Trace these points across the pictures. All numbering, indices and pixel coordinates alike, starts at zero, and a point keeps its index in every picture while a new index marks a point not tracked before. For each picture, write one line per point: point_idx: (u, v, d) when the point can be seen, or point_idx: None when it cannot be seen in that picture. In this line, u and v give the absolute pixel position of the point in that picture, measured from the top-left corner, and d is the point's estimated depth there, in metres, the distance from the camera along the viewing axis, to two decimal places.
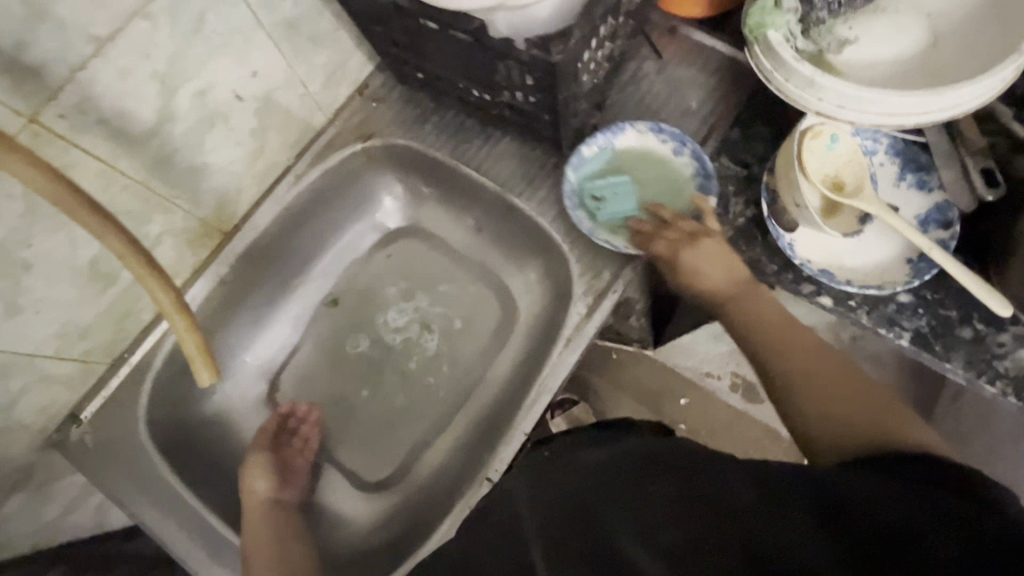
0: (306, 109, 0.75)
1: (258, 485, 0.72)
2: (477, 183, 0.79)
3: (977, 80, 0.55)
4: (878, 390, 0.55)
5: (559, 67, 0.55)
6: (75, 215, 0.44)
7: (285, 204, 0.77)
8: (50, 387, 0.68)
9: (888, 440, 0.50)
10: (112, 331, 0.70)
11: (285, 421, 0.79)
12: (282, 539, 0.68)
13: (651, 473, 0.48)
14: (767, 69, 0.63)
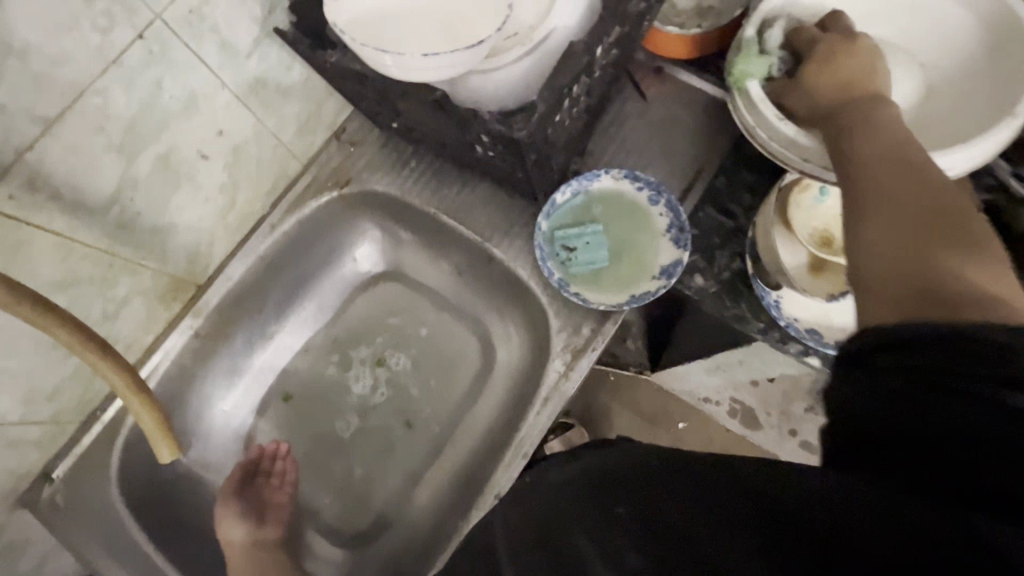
0: (280, 158, 0.73)
1: (236, 529, 0.71)
2: (456, 231, 0.77)
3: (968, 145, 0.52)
4: (942, 223, 0.35)
5: (524, 142, 0.53)
6: (15, 311, 0.42)
7: (259, 258, 0.76)
8: (17, 451, 0.65)
9: (922, 267, 0.33)
10: (81, 392, 0.67)
11: (256, 463, 0.77)
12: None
13: (614, 480, 0.35)
14: (750, 125, 0.58)
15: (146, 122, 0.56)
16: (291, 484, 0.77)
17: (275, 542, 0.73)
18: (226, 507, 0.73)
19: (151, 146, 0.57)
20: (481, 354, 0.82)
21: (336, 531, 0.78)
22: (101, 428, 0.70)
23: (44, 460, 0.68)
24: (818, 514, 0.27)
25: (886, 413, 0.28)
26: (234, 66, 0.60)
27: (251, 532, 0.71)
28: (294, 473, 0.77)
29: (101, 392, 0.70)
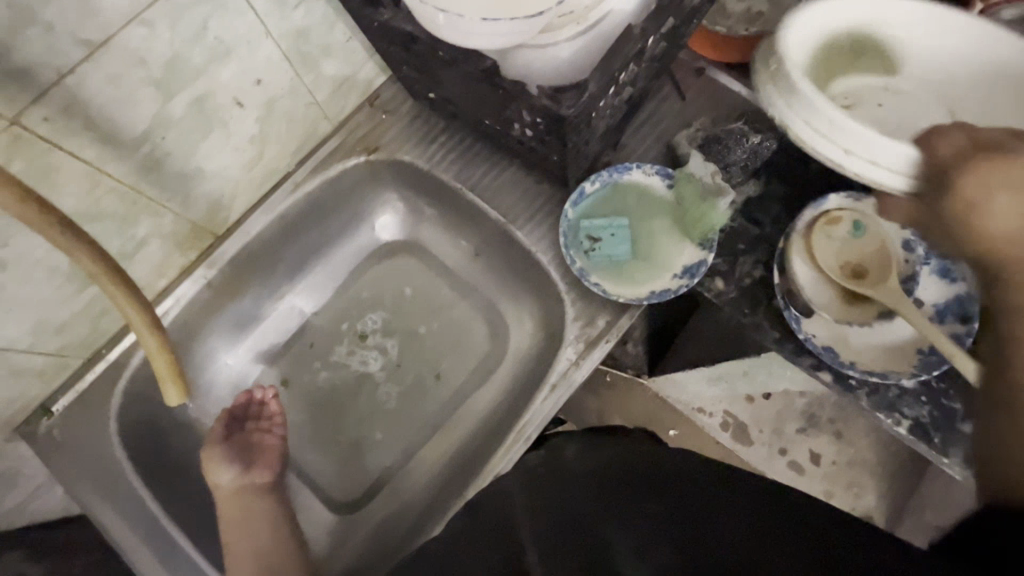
0: (311, 117, 0.73)
1: (224, 472, 0.69)
2: (481, 212, 0.76)
3: None
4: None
5: (570, 121, 0.52)
6: (44, 233, 0.42)
7: (278, 216, 0.75)
8: (20, 380, 0.64)
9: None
10: (89, 329, 0.67)
11: (247, 408, 0.75)
12: (256, 530, 0.66)
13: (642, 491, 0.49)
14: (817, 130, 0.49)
15: (186, 62, 0.55)
16: (280, 427, 0.74)
17: (267, 487, 0.70)
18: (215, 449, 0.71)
19: (187, 87, 0.57)
20: (488, 338, 0.81)
21: (327, 497, 0.78)
22: (106, 367, 0.70)
23: (46, 393, 0.68)
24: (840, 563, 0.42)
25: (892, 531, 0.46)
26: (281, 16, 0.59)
27: (237, 476, 0.69)
28: (281, 416, 0.74)
29: (109, 331, 0.69)
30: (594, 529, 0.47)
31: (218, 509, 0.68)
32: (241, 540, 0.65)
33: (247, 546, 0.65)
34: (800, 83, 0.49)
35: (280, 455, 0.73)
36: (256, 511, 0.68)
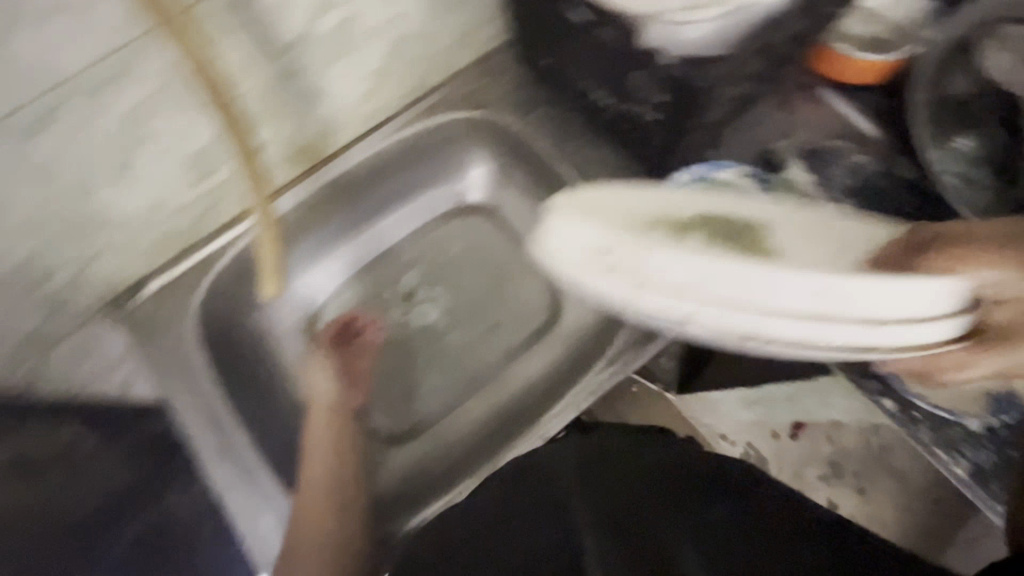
0: (429, 64, 0.76)
1: (322, 385, 0.71)
2: (567, 186, 0.79)
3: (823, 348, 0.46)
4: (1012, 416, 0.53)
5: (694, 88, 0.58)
6: None
7: (378, 151, 0.79)
8: (125, 255, 0.69)
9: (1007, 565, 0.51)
10: (193, 220, 0.71)
11: (346, 327, 0.77)
12: (345, 450, 0.69)
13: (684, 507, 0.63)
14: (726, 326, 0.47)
15: None
16: (372, 356, 0.77)
17: (358, 410, 0.73)
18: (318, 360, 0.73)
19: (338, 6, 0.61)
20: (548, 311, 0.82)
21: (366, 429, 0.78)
22: (198, 261, 0.74)
23: (141, 273, 0.72)
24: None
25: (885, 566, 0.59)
26: None
27: (332, 393, 0.71)
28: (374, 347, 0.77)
29: (208, 228, 0.73)
30: (655, 539, 0.61)
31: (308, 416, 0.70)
32: (318, 453, 0.68)
33: (329, 458, 0.68)
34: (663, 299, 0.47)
35: (368, 381, 0.75)
36: (339, 432, 0.70)
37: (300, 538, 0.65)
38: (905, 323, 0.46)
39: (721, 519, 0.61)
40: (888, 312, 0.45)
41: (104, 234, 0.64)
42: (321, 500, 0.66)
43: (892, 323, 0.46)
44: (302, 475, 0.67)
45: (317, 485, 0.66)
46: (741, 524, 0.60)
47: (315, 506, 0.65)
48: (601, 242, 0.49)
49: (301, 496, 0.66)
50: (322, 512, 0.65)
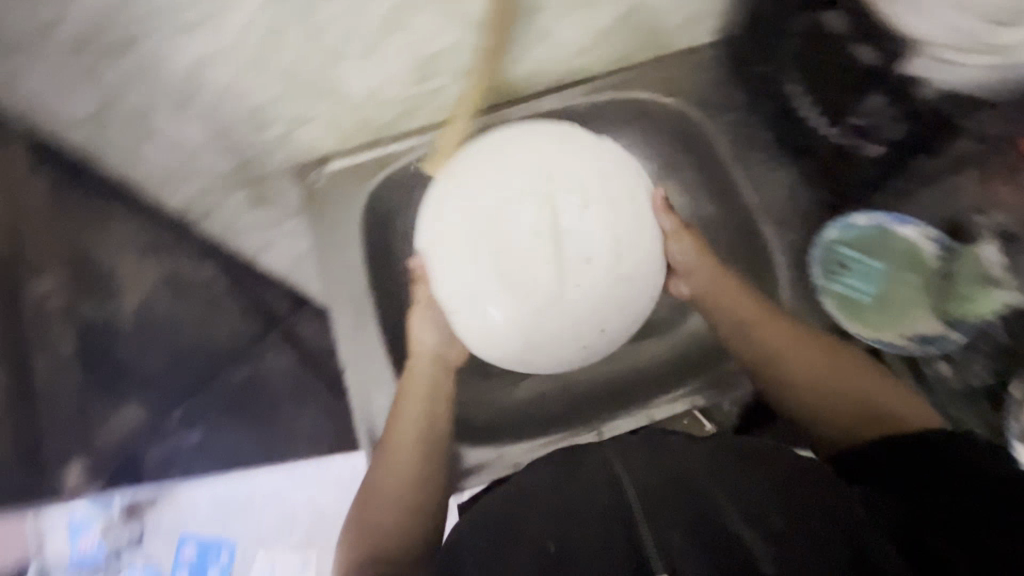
0: (644, 39, 0.77)
1: (425, 337, 0.67)
2: (738, 195, 0.78)
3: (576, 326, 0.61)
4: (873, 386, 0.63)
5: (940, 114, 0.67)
6: None
7: (572, 106, 0.79)
8: (322, 131, 0.73)
9: (896, 426, 0.58)
10: (390, 117, 0.75)
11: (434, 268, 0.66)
12: (432, 417, 0.65)
13: (754, 471, 0.49)
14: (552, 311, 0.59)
15: None
16: None
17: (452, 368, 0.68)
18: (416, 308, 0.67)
19: None
20: None
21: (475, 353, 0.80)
22: (382, 156, 0.77)
23: (329, 151, 0.76)
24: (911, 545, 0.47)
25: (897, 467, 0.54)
26: None
27: (437, 345, 0.66)
28: None
29: (398, 128, 0.78)
30: (708, 495, 0.46)
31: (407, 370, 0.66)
32: (408, 416, 0.64)
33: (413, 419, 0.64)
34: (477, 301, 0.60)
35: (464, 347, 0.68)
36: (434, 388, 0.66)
37: (375, 500, 0.61)
38: (584, 290, 0.58)
39: (768, 487, 0.47)
40: (627, 259, 0.60)
41: (320, 104, 0.68)
42: (410, 457, 0.63)
43: (627, 223, 0.60)
44: (390, 428, 0.64)
45: (409, 437, 0.63)
46: (750, 474, 0.48)
47: (404, 461, 0.62)
48: (453, 236, 0.60)
49: (389, 447, 0.63)
50: (408, 474, 0.62)
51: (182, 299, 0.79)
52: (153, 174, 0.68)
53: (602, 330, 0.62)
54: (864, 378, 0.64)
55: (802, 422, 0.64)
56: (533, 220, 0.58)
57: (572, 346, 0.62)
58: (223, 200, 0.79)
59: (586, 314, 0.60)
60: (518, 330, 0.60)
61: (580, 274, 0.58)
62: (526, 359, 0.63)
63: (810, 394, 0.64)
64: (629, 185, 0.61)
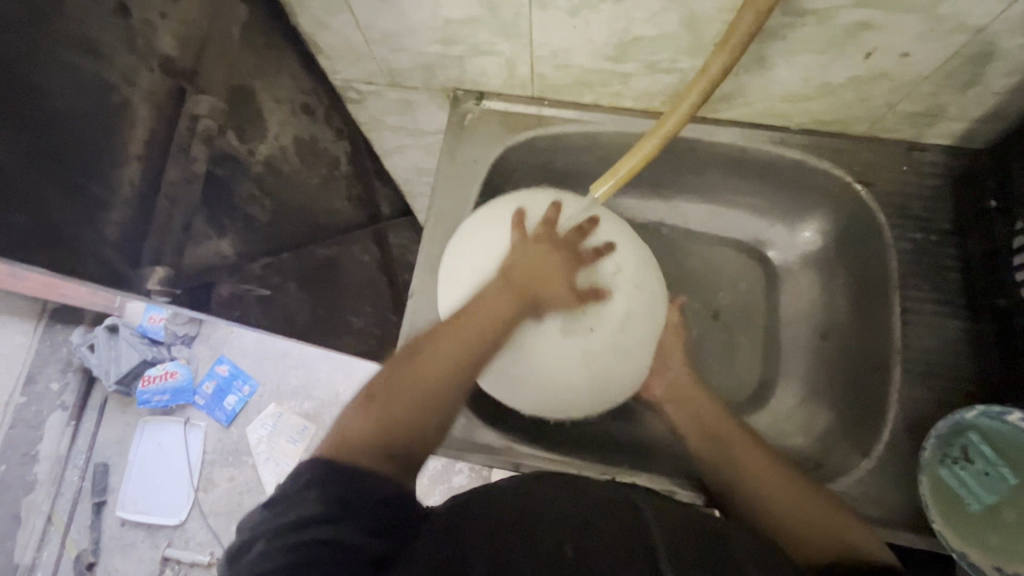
0: (868, 113, 0.67)
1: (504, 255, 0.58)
2: (881, 318, 0.68)
3: (563, 391, 0.62)
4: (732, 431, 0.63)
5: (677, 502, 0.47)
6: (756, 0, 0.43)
7: (743, 146, 0.72)
8: (496, 71, 0.72)
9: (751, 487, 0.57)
10: (563, 84, 0.72)
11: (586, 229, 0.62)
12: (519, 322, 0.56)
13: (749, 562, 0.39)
14: (544, 371, 0.61)
15: None
16: None
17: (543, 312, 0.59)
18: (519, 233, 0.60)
19: (880, 11, 0.53)
20: (748, 394, 0.76)
21: None
22: (536, 115, 0.76)
23: (491, 89, 0.76)
24: None
25: None
26: (1010, 32, 0.52)
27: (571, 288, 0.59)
28: None
29: (566, 96, 0.75)
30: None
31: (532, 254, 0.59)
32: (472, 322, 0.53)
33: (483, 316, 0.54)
34: None
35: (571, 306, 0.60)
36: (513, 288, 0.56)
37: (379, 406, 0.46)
38: (582, 347, 0.60)
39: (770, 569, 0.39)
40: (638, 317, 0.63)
41: (502, 44, 0.66)
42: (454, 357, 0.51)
43: (643, 306, 0.64)
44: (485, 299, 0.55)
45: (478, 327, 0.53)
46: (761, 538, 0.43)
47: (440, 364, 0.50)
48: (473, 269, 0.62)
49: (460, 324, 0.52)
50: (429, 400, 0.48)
51: (307, 161, 0.82)
52: (335, 40, 0.71)
53: (611, 385, 0.64)
54: (826, 511, 0.53)
55: (751, 496, 0.56)
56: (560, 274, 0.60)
57: (580, 395, 0.63)
58: (383, 93, 0.82)
59: (580, 373, 0.61)
60: (533, 376, 0.61)
61: (592, 327, 0.61)
62: (532, 400, 0.64)
63: (757, 487, 0.56)
64: (654, 284, 0.66)
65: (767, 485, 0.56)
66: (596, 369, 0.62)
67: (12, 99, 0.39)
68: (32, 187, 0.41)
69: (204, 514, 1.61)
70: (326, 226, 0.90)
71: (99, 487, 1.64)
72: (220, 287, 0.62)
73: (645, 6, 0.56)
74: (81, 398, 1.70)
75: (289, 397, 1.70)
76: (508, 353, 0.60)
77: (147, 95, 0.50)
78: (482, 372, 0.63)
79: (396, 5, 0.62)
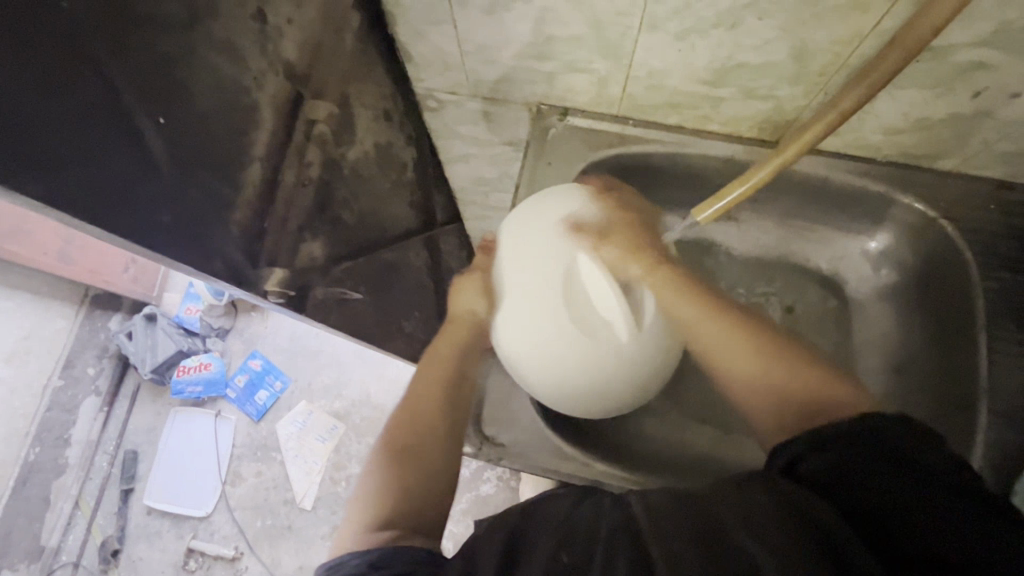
0: (962, 149, 0.67)
1: (476, 304, 0.66)
2: (966, 357, 0.67)
3: (638, 384, 0.64)
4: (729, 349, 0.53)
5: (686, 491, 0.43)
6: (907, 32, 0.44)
7: (828, 175, 0.73)
8: (585, 88, 0.72)
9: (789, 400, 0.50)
10: (651, 105, 0.72)
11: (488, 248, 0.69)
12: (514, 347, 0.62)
13: (710, 498, 0.41)
14: (622, 375, 0.62)
15: None
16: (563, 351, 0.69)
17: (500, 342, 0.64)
18: (469, 276, 0.67)
19: (1000, 51, 0.52)
20: None
21: None
22: (620, 134, 0.77)
23: (576, 105, 0.76)
24: (921, 533, 0.37)
25: (917, 541, 0.36)
26: None
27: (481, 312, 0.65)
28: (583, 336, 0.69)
29: (650, 116, 0.75)
30: (707, 516, 0.39)
31: (443, 331, 0.66)
32: (423, 401, 0.60)
33: (406, 409, 0.60)
34: (556, 375, 0.61)
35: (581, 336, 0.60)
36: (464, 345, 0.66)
37: (359, 497, 0.52)
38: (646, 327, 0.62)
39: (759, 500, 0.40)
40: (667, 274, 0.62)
41: (598, 63, 0.67)
42: (398, 440, 0.56)
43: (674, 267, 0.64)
44: (410, 392, 0.62)
45: (421, 413, 0.59)
46: (743, 488, 0.42)
47: (419, 438, 0.57)
48: (522, 320, 0.61)
49: (401, 419, 0.59)
50: (391, 476, 0.53)
51: (383, 166, 0.83)
52: (429, 49, 0.72)
53: (670, 359, 0.66)
54: (804, 377, 0.50)
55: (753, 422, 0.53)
56: (595, 271, 0.61)
57: (651, 381, 0.65)
58: (463, 103, 0.82)
59: (650, 361, 0.63)
60: (615, 386, 0.63)
61: (644, 306, 0.62)
62: (601, 407, 0.65)
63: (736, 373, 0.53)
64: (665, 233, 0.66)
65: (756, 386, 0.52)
66: (653, 350, 0.63)
67: (173, 103, 0.40)
68: (180, 188, 0.41)
69: (230, 507, 1.61)
70: (392, 230, 0.90)
71: (128, 474, 1.65)
72: (314, 290, 0.62)
73: (757, 35, 0.57)
74: (115, 384, 1.73)
75: (318, 395, 1.69)
76: (591, 377, 0.61)
77: (272, 99, 0.51)
78: (574, 405, 0.64)
79: (502, 21, 0.63)
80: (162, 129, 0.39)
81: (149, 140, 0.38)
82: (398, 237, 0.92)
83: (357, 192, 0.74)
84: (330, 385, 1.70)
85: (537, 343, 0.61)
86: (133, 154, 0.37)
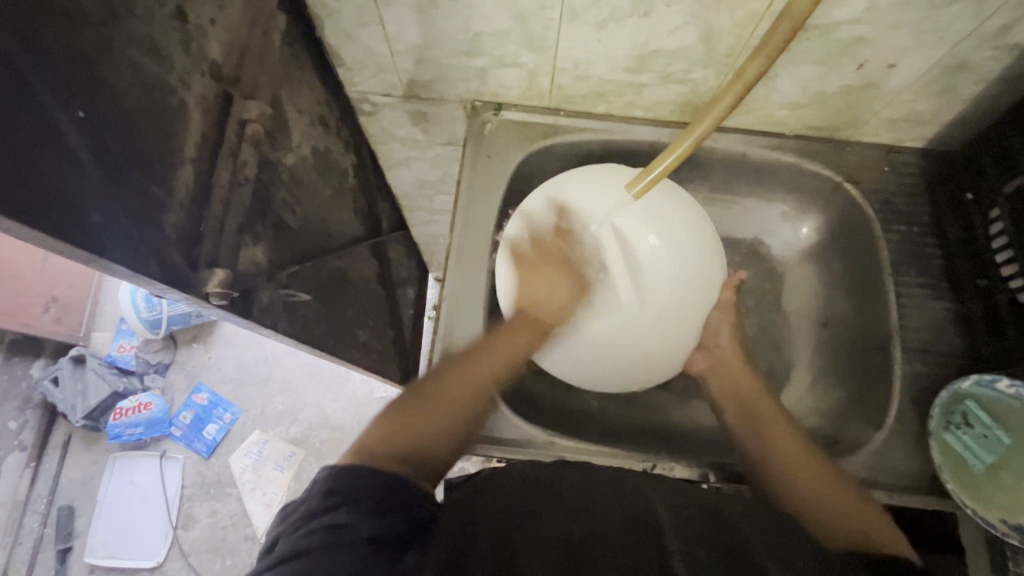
0: (855, 119, 0.74)
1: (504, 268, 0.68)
2: (880, 304, 0.74)
3: (660, 352, 0.69)
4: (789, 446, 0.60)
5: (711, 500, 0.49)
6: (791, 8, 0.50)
7: (745, 151, 0.79)
8: (516, 82, 0.75)
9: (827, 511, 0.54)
10: (579, 95, 0.76)
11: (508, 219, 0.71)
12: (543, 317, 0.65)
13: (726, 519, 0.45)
14: (642, 343, 0.67)
15: (903, 12, 0.57)
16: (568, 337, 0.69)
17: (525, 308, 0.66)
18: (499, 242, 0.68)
19: (873, 26, 0.59)
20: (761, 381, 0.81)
21: None
22: (553, 125, 0.80)
23: (509, 100, 0.79)
24: None
25: None
26: (979, 45, 0.60)
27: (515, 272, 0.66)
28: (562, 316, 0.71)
29: (579, 106, 0.79)
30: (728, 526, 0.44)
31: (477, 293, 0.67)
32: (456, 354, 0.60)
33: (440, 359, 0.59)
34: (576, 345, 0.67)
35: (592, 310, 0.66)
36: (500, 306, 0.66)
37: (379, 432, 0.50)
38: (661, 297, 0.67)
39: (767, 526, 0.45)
40: (690, 267, 0.68)
41: (526, 57, 0.70)
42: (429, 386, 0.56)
43: (689, 244, 0.69)
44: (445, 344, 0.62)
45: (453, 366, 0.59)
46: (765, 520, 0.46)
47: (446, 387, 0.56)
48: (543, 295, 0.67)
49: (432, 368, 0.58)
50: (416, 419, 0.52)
51: (322, 171, 0.82)
52: (359, 51, 0.73)
53: (688, 328, 0.70)
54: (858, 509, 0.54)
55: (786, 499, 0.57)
56: (609, 248, 0.66)
57: (673, 349, 0.70)
58: (399, 104, 0.83)
59: (669, 328, 0.68)
60: (637, 355, 0.68)
61: (657, 279, 0.67)
62: (621, 377, 0.69)
63: (789, 481, 0.57)
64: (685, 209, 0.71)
65: (792, 469, 0.58)
66: (668, 318, 0.67)
67: (92, 97, 0.39)
68: (108, 185, 0.40)
69: (184, 553, 1.50)
70: (337, 237, 0.89)
71: (64, 533, 1.52)
72: (259, 295, 0.61)
73: (667, 21, 0.61)
74: (41, 437, 1.59)
75: (273, 422, 1.62)
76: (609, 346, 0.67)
77: (200, 99, 0.50)
78: (599, 376, 0.69)
79: (429, 19, 0.65)
80: (84, 123, 0.38)
81: (70, 135, 0.37)
82: (344, 244, 0.91)
83: (297, 197, 0.73)
84: (285, 411, 1.63)
85: (556, 316, 0.67)
86: (55, 149, 0.36)
